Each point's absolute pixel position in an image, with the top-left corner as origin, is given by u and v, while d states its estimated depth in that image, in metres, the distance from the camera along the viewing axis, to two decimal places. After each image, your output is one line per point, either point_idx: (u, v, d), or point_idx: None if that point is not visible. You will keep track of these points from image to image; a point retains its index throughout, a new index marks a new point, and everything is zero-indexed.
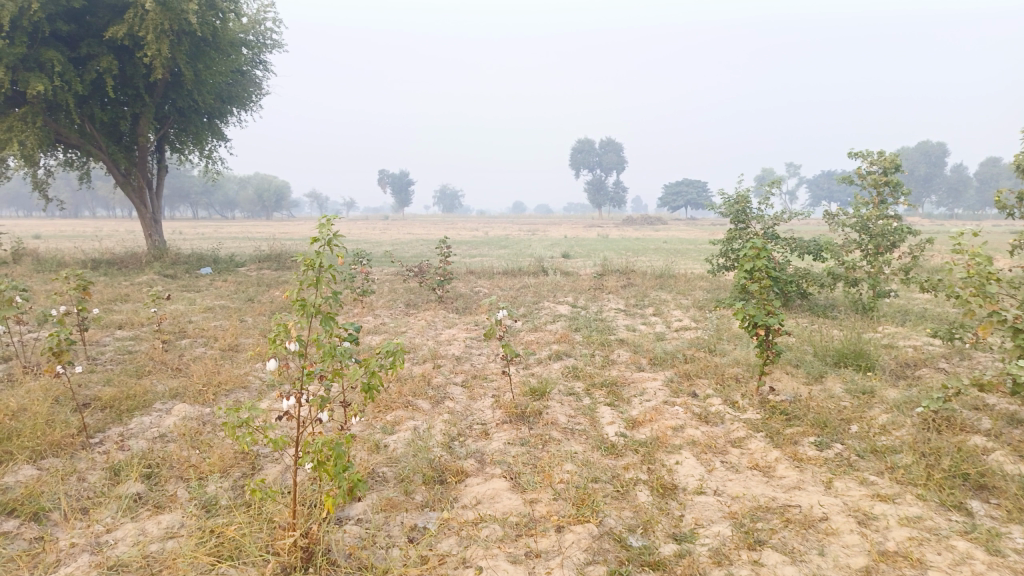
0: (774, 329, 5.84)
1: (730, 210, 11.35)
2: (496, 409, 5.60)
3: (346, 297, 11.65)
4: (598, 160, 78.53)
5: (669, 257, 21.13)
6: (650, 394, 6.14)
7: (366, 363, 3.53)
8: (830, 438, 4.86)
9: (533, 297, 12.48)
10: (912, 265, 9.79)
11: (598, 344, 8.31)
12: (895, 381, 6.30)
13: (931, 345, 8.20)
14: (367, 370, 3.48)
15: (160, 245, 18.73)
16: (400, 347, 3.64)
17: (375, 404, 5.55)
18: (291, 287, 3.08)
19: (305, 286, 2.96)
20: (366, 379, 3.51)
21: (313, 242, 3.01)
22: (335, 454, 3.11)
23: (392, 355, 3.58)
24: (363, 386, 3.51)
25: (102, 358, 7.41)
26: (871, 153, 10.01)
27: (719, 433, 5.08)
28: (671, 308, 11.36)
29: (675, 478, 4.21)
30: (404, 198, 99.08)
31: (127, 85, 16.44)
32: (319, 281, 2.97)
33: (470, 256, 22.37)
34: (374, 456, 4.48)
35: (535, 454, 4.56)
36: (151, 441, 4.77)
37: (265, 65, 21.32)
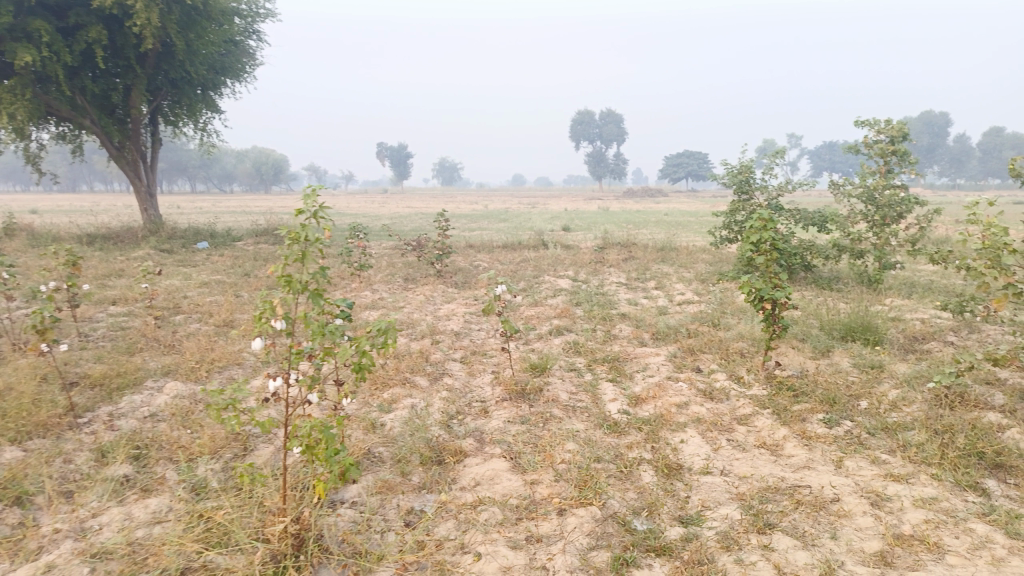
0: (781, 303, 5.67)
1: (733, 181, 11.12)
2: (495, 385, 5.46)
3: (343, 272, 11.48)
4: (598, 132, 77.83)
5: (670, 229, 20.92)
6: (653, 369, 6.00)
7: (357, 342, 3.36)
8: (838, 414, 4.72)
9: (533, 271, 12.31)
10: (919, 236, 9.59)
11: (599, 319, 8.16)
12: (903, 355, 6.16)
13: (938, 318, 8.06)
14: (358, 349, 3.31)
15: (156, 219, 18.51)
16: (394, 325, 3.48)
17: (372, 382, 5.41)
18: (277, 262, 2.92)
19: (290, 261, 2.78)
20: (357, 358, 3.34)
21: (298, 214, 2.84)
22: (325, 436, 2.91)
23: (384, 334, 3.41)
24: (354, 366, 3.34)
25: (94, 335, 7.27)
26: (879, 122, 9.76)
27: (725, 410, 4.94)
28: (673, 281, 11.20)
29: (680, 458, 4.08)
30: (403, 171, 98.45)
31: (118, 55, 16.09)
32: (305, 255, 2.80)
33: (470, 229, 22.16)
34: (369, 435, 4.35)
35: (536, 433, 4.43)
36: (141, 421, 4.63)
37: (259, 34, 20.92)
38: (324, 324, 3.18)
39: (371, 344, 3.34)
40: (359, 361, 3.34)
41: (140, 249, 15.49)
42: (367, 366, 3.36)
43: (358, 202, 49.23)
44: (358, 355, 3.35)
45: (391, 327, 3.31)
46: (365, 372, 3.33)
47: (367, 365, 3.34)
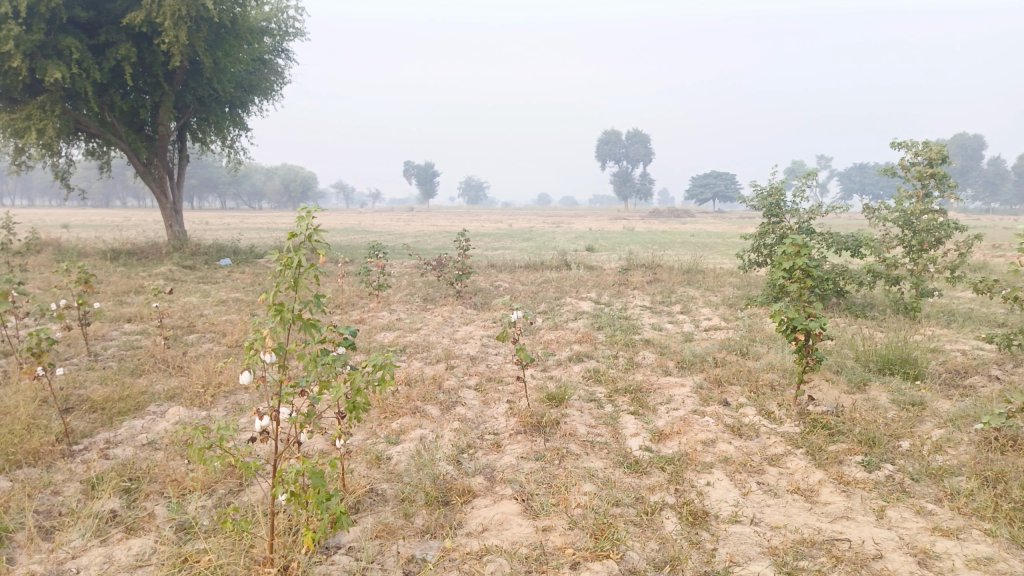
0: (815, 334, 5.33)
1: (762, 203, 10.77)
2: (510, 417, 5.18)
3: (362, 292, 11.30)
4: (624, 152, 77.62)
5: (697, 251, 20.54)
6: (678, 401, 5.69)
7: (352, 378, 3.13)
8: (878, 457, 4.37)
9: (555, 292, 12.04)
10: (960, 263, 9.17)
11: (622, 345, 7.86)
12: (946, 391, 5.77)
13: (980, 350, 7.64)
14: (353, 386, 3.08)
15: (180, 235, 18.58)
16: (392, 360, 3.24)
17: (381, 410, 5.17)
18: (268, 290, 2.69)
19: (282, 288, 2.57)
20: (352, 396, 3.11)
21: (291, 237, 2.64)
22: (315, 483, 2.69)
23: (382, 369, 3.18)
24: (348, 404, 3.10)
25: (105, 354, 7.14)
26: (916, 143, 9.39)
27: (755, 449, 4.62)
28: (699, 305, 10.85)
29: (706, 503, 3.77)
30: (429, 189, 99.02)
31: (146, 73, 16.24)
32: (297, 283, 2.57)
33: (493, 248, 21.97)
34: (374, 470, 4.10)
35: (550, 471, 4.14)
36: (137, 450, 4.43)
37: (287, 53, 21.08)
38: (319, 356, 2.95)
39: (368, 381, 3.10)
40: (354, 399, 3.10)
41: (162, 265, 15.51)
42: (362, 404, 3.12)
43: (384, 219, 49.43)
44: (353, 392, 3.11)
45: (390, 363, 3.08)
46: (360, 412, 3.09)
47: (363, 404, 3.11)
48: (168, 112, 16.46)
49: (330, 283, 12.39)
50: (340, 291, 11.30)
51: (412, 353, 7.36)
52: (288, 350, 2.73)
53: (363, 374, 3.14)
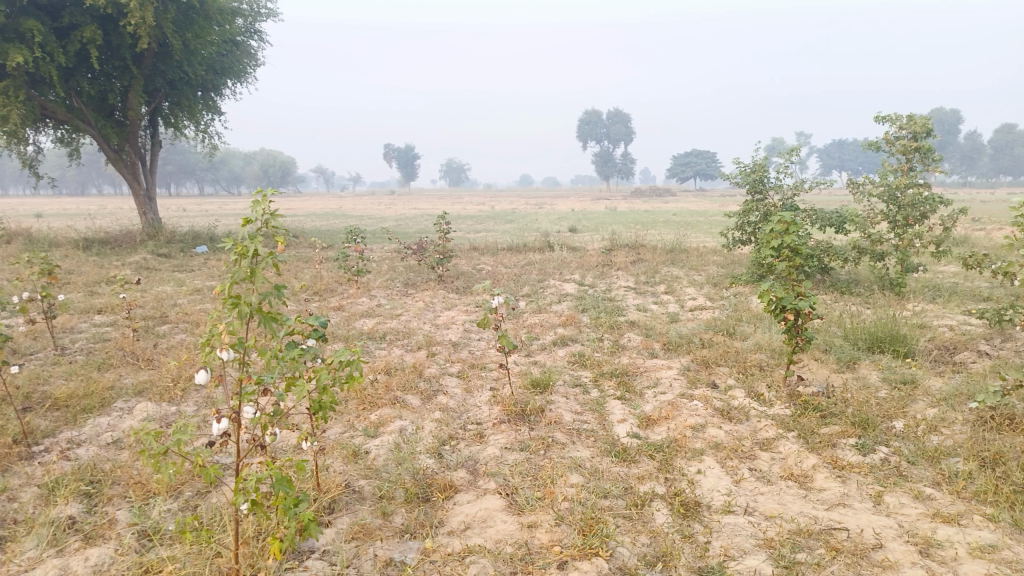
0: (805, 313, 5.18)
1: (746, 180, 10.62)
2: (493, 405, 5.01)
3: (340, 278, 11.05)
4: (605, 132, 77.31)
5: (680, 230, 20.43)
6: (665, 385, 5.54)
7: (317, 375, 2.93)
8: (873, 439, 4.25)
9: (538, 275, 11.86)
10: (945, 237, 9.08)
11: (607, 327, 7.70)
12: (937, 368, 5.67)
13: (967, 325, 7.57)
14: (319, 384, 2.88)
15: (154, 223, 18.18)
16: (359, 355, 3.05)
17: (359, 402, 4.98)
18: (224, 282, 2.49)
19: (237, 279, 2.36)
20: (318, 395, 2.91)
21: (245, 223, 2.45)
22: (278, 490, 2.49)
23: (350, 366, 2.99)
24: (314, 404, 2.91)
25: (72, 347, 6.87)
26: (900, 117, 9.26)
27: (746, 434, 4.48)
28: (684, 285, 10.72)
29: (698, 492, 3.63)
30: (409, 172, 98.13)
31: (113, 56, 15.74)
32: (254, 273, 2.38)
33: (475, 231, 21.73)
34: (351, 466, 3.91)
35: (535, 463, 3.98)
36: (101, 449, 4.21)
37: (259, 35, 20.58)
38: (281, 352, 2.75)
39: (334, 378, 2.91)
40: (320, 398, 2.91)
41: (136, 254, 15.16)
42: (328, 404, 2.92)
43: (364, 204, 48.91)
44: (319, 391, 2.92)
45: (357, 359, 2.89)
46: (326, 411, 2.90)
47: (329, 404, 2.91)
48: (137, 97, 16.00)
49: (308, 269, 12.12)
50: (318, 278, 11.05)
51: (392, 340, 7.15)
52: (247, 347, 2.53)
53: (329, 371, 2.95)
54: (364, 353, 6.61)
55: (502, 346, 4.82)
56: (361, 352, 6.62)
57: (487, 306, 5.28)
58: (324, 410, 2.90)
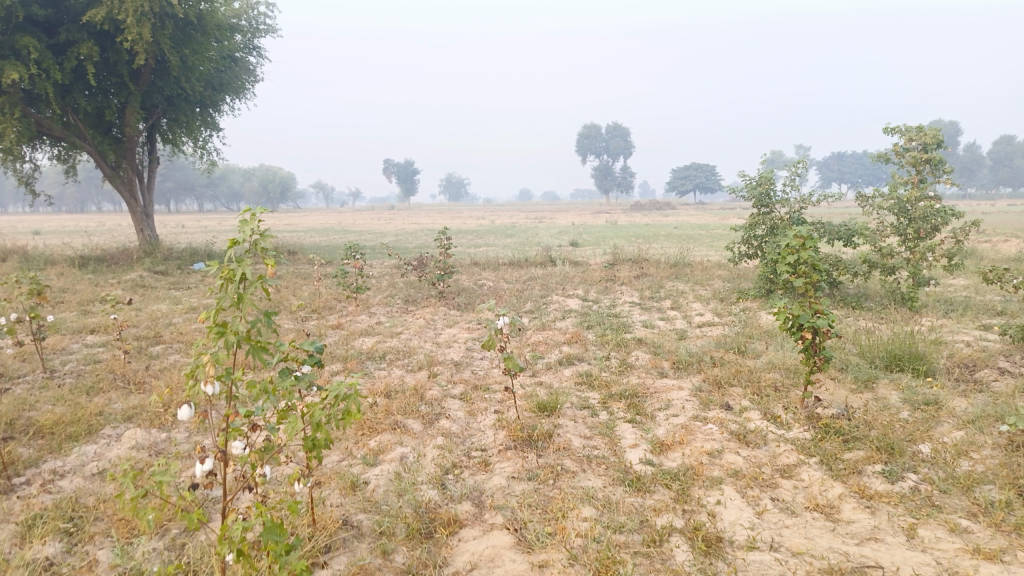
0: (823, 332, 4.96)
1: (752, 193, 10.45)
2: (498, 430, 4.79)
3: (339, 295, 10.85)
4: (605, 146, 77.41)
5: (682, 243, 20.23)
6: (677, 407, 5.32)
7: (311, 411, 2.72)
8: (900, 466, 4.02)
9: (540, 290, 11.67)
10: (957, 251, 8.89)
11: (614, 345, 7.49)
12: (960, 387, 5.45)
13: (984, 340, 7.37)
14: (313, 421, 2.66)
15: (151, 240, 18.01)
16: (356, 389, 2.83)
17: (358, 427, 4.76)
18: (209, 308, 2.28)
19: (223, 305, 2.16)
20: (311, 432, 2.69)
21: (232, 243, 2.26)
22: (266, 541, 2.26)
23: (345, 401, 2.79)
24: (307, 442, 2.69)
25: (63, 370, 6.66)
26: (910, 128, 9.10)
27: (764, 460, 4.26)
28: (689, 300, 10.51)
29: (720, 526, 3.40)
30: (409, 187, 98.20)
31: (111, 72, 15.61)
32: (241, 299, 2.18)
33: (476, 246, 21.55)
34: (349, 498, 3.69)
35: (544, 494, 3.75)
36: (85, 481, 3.98)
37: (258, 50, 20.52)
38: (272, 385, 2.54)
39: (329, 415, 2.69)
40: (313, 436, 2.69)
41: (133, 272, 14.98)
42: (323, 442, 2.71)
43: (364, 219, 48.81)
44: (312, 428, 2.70)
45: (353, 395, 2.67)
46: (321, 450, 2.68)
47: (324, 441, 2.69)
48: (135, 113, 15.86)
49: (307, 286, 11.92)
50: (317, 295, 10.85)
51: (392, 360, 6.94)
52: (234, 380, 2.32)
53: (322, 406, 2.74)
54: (365, 374, 6.39)
55: (506, 369, 4.56)
56: (361, 373, 6.41)
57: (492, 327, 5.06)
58: (318, 449, 2.69)
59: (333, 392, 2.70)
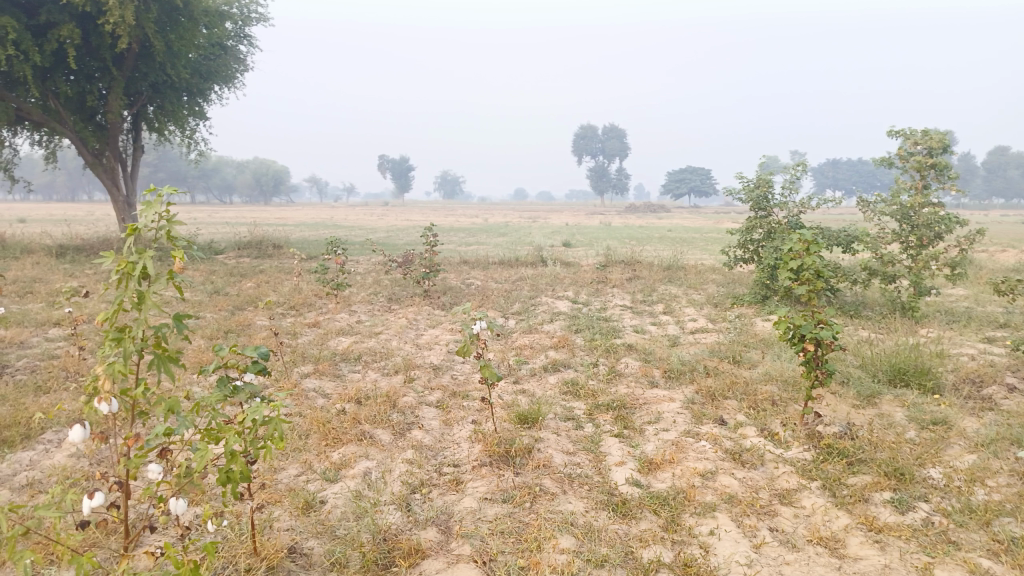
0: (826, 344, 4.60)
1: (749, 196, 10.11)
2: (474, 443, 4.42)
3: (320, 292, 10.45)
4: (600, 147, 77.08)
5: (676, 246, 19.88)
6: (668, 421, 4.96)
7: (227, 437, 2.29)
8: (910, 494, 3.67)
9: (529, 291, 11.30)
10: (960, 260, 8.57)
11: (602, 350, 7.12)
12: (968, 405, 5.12)
13: (988, 353, 7.06)
14: (225, 450, 2.21)
15: None
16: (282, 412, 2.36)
17: (322, 437, 4.40)
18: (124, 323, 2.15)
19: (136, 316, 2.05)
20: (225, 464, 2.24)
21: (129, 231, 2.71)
22: None
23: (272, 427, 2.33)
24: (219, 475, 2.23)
25: (15, 365, 6.24)
26: (914, 132, 8.78)
27: (761, 483, 3.91)
28: (682, 305, 10.17)
29: (712, 561, 3.05)
30: (403, 184, 97.56)
31: (93, 55, 15.14)
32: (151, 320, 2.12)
33: (467, 244, 21.19)
34: (301, 521, 3.32)
35: (519, 519, 3.39)
36: (11, 494, 3.59)
37: (249, 39, 20.06)
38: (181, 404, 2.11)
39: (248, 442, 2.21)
40: (227, 467, 2.23)
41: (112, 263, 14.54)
42: (240, 475, 2.24)
43: (356, 215, 48.35)
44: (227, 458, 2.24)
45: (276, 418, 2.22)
46: (235, 486, 2.22)
47: (240, 474, 2.24)
48: (118, 99, 15.42)
49: (288, 281, 11.52)
50: (297, 291, 10.46)
51: (368, 363, 6.57)
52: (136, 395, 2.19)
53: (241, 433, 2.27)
54: (337, 378, 6.01)
55: (482, 377, 4.16)
56: (334, 377, 6.03)
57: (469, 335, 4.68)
58: (233, 485, 2.23)
59: (250, 415, 2.27)
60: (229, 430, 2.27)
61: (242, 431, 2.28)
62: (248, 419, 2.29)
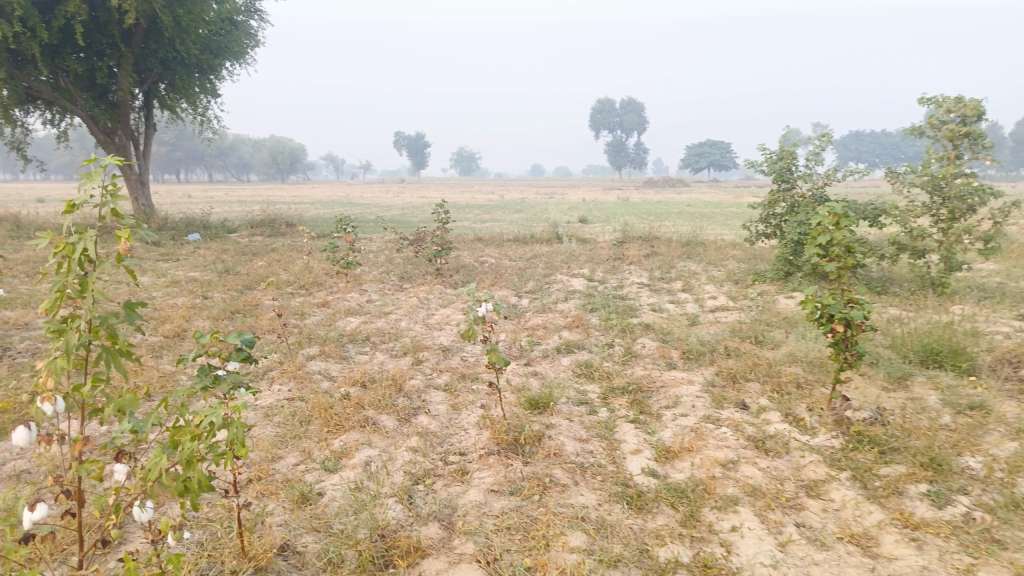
0: (857, 325, 4.32)
1: (771, 168, 9.75)
2: (483, 429, 4.22)
3: (330, 271, 10.25)
4: (618, 122, 76.08)
5: (695, 222, 19.45)
6: (686, 405, 4.72)
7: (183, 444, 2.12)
8: (948, 486, 3.41)
9: (544, 269, 11.05)
10: (994, 233, 8.19)
11: (618, 330, 6.87)
12: (1007, 387, 4.83)
13: (1023, 331, 6.73)
14: (181, 456, 2.03)
15: (146, 210, 17.53)
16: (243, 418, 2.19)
17: (323, 424, 4.22)
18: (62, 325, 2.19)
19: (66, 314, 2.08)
20: (180, 473, 2.05)
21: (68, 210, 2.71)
22: None
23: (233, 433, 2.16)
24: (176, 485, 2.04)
25: (18, 348, 6.12)
26: (947, 99, 8.35)
27: (786, 473, 3.67)
28: (702, 282, 9.86)
29: (734, 562, 2.82)
30: (419, 161, 97.06)
31: (102, 32, 14.93)
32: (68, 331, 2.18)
33: (482, 221, 20.94)
34: (297, 515, 3.14)
35: (527, 514, 3.18)
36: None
37: (260, 14, 19.75)
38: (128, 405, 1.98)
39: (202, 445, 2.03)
40: (184, 475, 2.05)
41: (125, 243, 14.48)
42: (198, 484, 2.05)
43: (372, 192, 48.19)
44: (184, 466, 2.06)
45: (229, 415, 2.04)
46: (194, 495, 2.03)
47: (198, 483, 2.05)
48: (128, 77, 15.25)
49: (299, 260, 11.34)
50: (307, 270, 10.28)
51: (376, 344, 6.38)
52: (84, 393, 2.16)
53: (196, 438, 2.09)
54: (344, 360, 5.82)
55: (490, 362, 3.92)
56: (340, 359, 5.84)
57: (473, 318, 4.44)
58: (191, 495, 2.04)
59: (207, 416, 2.09)
60: (183, 435, 2.08)
61: (198, 434, 2.10)
62: (203, 422, 2.10)
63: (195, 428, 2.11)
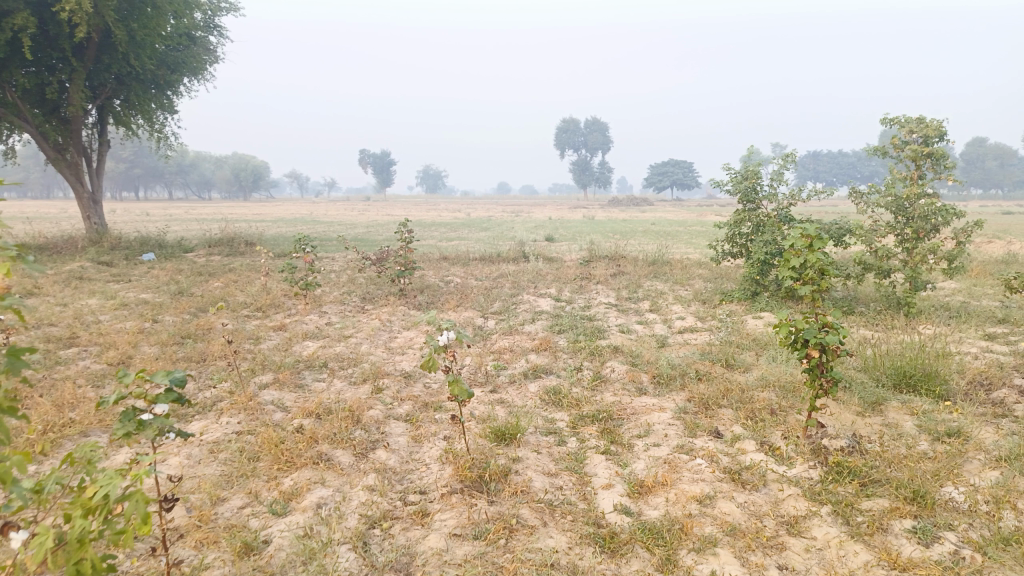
0: (832, 350, 4.17)
1: (737, 187, 9.71)
2: (445, 465, 3.96)
3: (289, 292, 9.91)
4: (583, 140, 76.64)
5: (661, 240, 19.43)
6: (658, 434, 4.52)
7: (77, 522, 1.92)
8: (934, 522, 3.26)
9: (511, 289, 10.84)
10: (958, 253, 8.21)
11: (586, 354, 6.68)
12: (982, 412, 4.74)
13: (989, 352, 6.71)
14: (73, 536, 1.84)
15: (99, 228, 16.95)
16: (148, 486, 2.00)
17: (272, 462, 3.92)
18: None
19: None
20: (73, 554, 1.85)
21: None
22: None
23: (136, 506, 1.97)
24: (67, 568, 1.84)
25: None
26: (909, 119, 8.40)
27: (764, 508, 3.49)
28: (669, 302, 9.75)
29: None
30: (385, 179, 96.52)
31: (51, 45, 14.42)
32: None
33: (448, 240, 20.70)
34: (238, 569, 2.85)
35: (491, 562, 2.94)
36: None
37: (220, 29, 19.37)
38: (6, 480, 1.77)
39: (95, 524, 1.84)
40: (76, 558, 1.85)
41: (75, 263, 13.95)
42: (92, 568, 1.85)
43: (336, 210, 47.62)
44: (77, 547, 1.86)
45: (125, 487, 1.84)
46: None
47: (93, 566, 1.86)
48: (79, 91, 14.72)
49: (257, 281, 10.96)
50: (265, 291, 9.92)
51: (334, 370, 6.08)
52: None
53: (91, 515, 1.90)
54: (299, 388, 5.52)
55: (452, 396, 3.69)
56: (295, 388, 5.54)
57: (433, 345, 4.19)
58: None
59: (103, 487, 1.89)
60: (74, 510, 1.90)
61: (94, 510, 1.91)
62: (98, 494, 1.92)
63: (89, 501, 1.93)
